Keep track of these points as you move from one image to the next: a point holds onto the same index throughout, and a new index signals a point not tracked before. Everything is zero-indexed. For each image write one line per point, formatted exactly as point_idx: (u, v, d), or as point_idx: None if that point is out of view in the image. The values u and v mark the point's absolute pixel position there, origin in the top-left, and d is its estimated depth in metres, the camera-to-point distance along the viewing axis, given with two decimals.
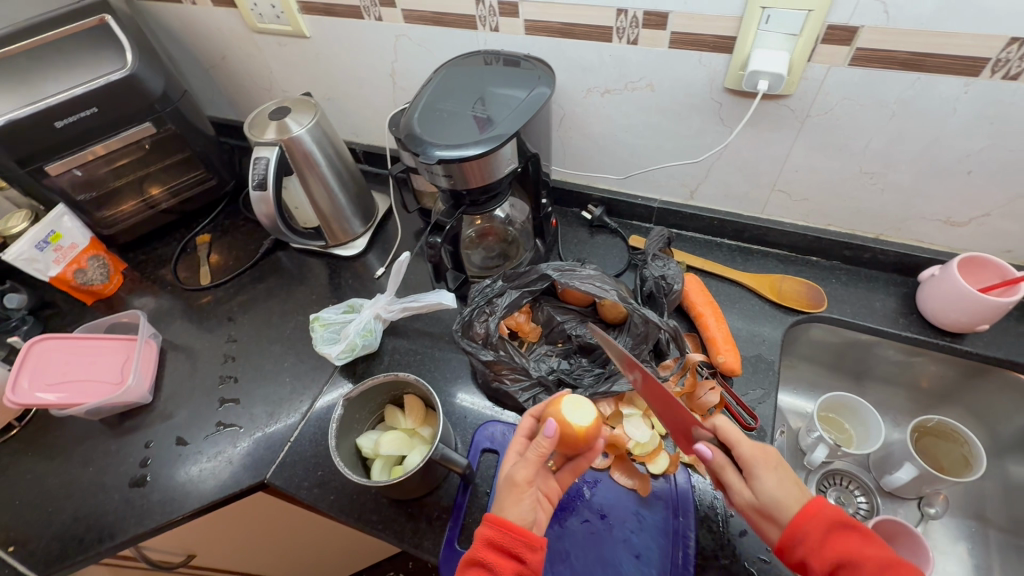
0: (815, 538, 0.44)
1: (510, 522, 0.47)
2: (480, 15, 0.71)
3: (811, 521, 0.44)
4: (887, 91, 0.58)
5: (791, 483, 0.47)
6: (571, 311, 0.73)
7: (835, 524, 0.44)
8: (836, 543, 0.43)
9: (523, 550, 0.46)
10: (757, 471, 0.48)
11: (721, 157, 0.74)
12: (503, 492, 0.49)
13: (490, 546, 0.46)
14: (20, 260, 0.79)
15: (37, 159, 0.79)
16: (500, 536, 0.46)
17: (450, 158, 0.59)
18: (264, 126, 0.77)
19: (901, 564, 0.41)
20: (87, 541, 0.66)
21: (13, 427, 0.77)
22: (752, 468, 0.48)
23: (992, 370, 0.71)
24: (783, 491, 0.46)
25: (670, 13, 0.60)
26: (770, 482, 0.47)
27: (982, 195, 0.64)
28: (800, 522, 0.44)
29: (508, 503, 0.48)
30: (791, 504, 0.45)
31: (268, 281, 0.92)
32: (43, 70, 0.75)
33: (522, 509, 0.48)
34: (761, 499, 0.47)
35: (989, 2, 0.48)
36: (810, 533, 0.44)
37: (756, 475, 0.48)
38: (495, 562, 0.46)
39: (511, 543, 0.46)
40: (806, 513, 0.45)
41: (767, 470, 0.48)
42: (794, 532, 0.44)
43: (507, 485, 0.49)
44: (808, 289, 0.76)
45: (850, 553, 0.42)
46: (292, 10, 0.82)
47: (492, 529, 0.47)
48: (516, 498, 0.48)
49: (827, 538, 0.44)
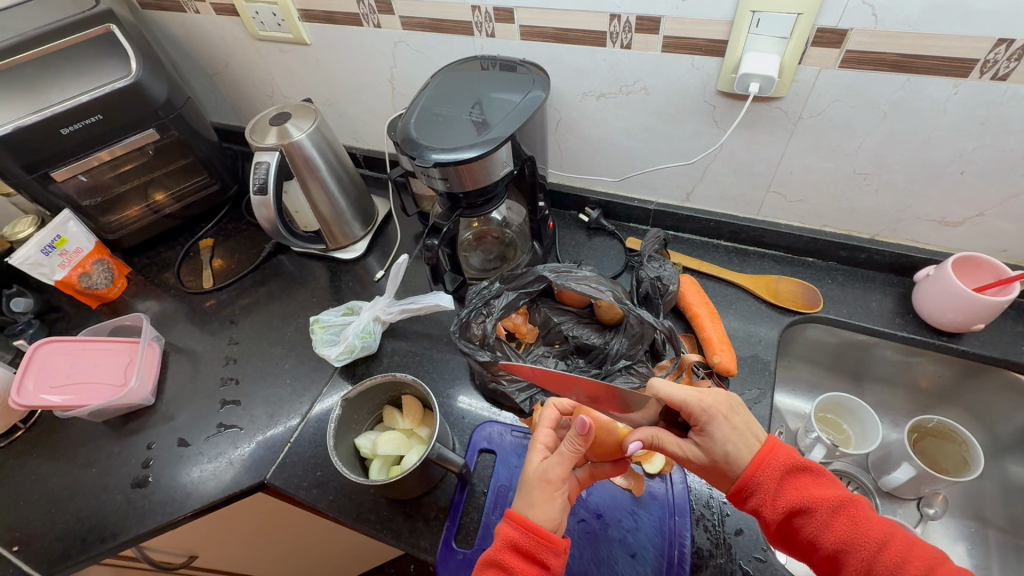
0: (771, 486, 0.46)
1: (539, 527, 0.47)
2: (476, 21, 0.72)
3: (767, 470, 0.46)
4: (878, 92, 0.59)
5: (743, 431, 0.48)
6: (568, 312, 0.73)
7: (789, 470, 0.47)
8: (791, 491, 0.46)
9: (548, 556, 0.46)
10: (709, 426, 0.48)
11: (715, 159, 0.75)
12: (535, 491, 0.49)
13: (512, 549, 0.46)
14: (27, 264, 0.80)
15: (43, 166, 0.80)
16: (528, 541, 0.46)
17: (445, 161, 0.59)
18: (265, 132, 0.78)
19: (850, 500, 0.44)
20: (90, 541, 0.67)
21: (18, 429, 0.78)
22: (703, 423, 0.48)
23: (989, 370, 0.71)
24: (735, 441, 0.47)
25: (663, 18, 0.61)
26: (721, 434, 0.47)
27: (976, 195, 0.64)
28: (757, 472, 0.46)
29: (541, 504, 0.48)
30: (743, 453, 0.47)
31: (269, 285, 0.94)
32: (49, 79, 0.77)
33: (553, 513, 0.47)
34: (713, 452, 0.48)
35: (975, 4, 0.49)
36: (767, 482, 0.46)
37: (707, 430, 0.48)
38: (518, 568, 0.46)
39: (537, 549, 0.46)
40: (762, 463, 0.46)
41: (717, 420, 0.48)
42: (754, 483, 0.46)
43: (540, 484, 0.49)
44: (805, 290, 0.77)
45: (805, 499, 0.45)
46: (292, 18, 0.83)
47: (521, 534, 0.46)
48: (548, 497, 0.48)
49: (782, 486, 0.46)
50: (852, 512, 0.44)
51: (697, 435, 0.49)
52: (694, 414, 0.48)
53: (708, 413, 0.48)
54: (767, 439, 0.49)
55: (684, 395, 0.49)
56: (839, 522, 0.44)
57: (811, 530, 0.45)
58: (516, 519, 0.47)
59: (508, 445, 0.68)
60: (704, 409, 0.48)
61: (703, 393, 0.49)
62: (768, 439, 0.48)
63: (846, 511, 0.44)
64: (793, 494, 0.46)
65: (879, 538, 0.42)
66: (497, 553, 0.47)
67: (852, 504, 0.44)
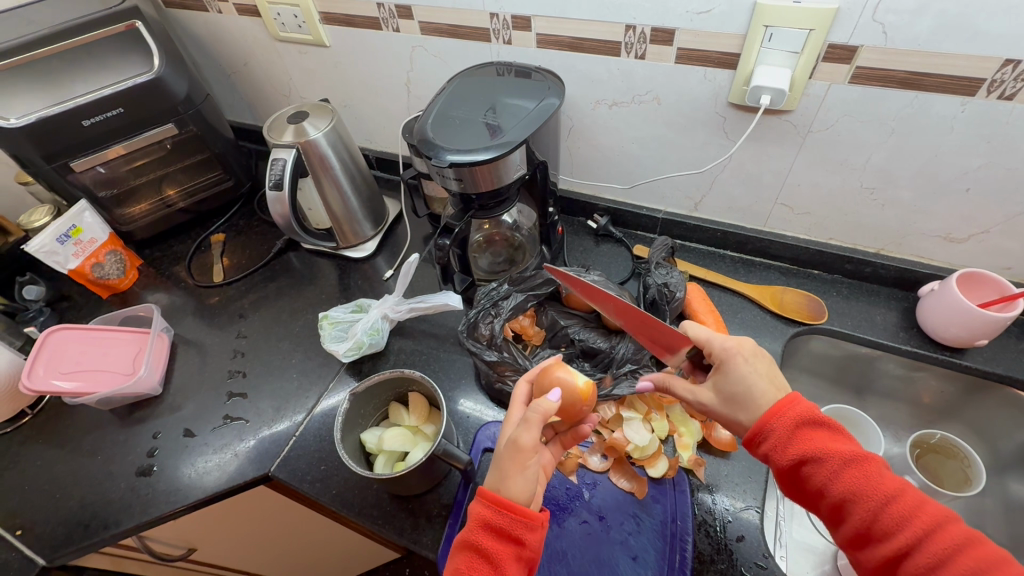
0: (785, 434, 0.46)
1: (509, 501, 0.46)
2: (494, 28, 0.73)
3: (781, 419, 0.46)
4: (886, 109, 0.60)
5: (761, 375, 0.49)
6: (574, 316, 0.73)
7: (805, 423, 0.46)
8: (804, 441, 0.46)
9: (524, 531, 0.45)
10: (726, 365, 0.51)
11: (724, 169, 0.76)
12: (506, 460, 0.48)
13: (486, 529, 0.45)
14: (42, 251, 0.81)
15: (63, 156, 0.82)
16: (502, 518, 0.45)
17: (460, 163, 0.60)
18: (283, 129, 0.79)
19: (863, 455, 0.44)
20: (92, 528, 0.67)
21: (26, 415, 0.79)
22: (722, 362, 0.51)
23: (993, 386, 0.72)
24: (750, 380, 0.49)
25: (677, 30, 0.63)
26: (736, 375, 0.50)
27: (980, 212, 0.65)
28: (772, 420, 0.46)
29: (512, 476, 0.47)
30: (760, 398, 0.48)
31: (279, 281, 0.94)
32: (73, 71, 0.78)
33: (525, 484, 0.47)
34: (728, 391, 0.50)
35: (983, 24, 0.50)
36: (781, 430, 0.46)
37: (723, 369, 0.51)
38: (492, 548, 0.45)
39: (513, 526, 0.45)
40: (778, 412, 0.47)
41: (734, 360, 0.50)
42: (768, 429, 0.47)
43: (511, 455, 0.47)
44: (810, 301, 0.77)
45: (819, 449, 0.45)
46: (313, 20, 0.85)
47: (493, 510, 0.46)
48: (519, 466, 0.47)
49: (795, 436, 0.46)
50: (864, 467, 0.43)
51: (716, 376, 0.52)
52: (715, 353, 0.52)
53: (727, 353, 0.51)
54: (787, 393, 0.49)
55: (708, 335, 0.52)
56: (850, 474, 0.43)
57: (820, 479, 0.44)
58: (487, 494, 0.46)
59: None
60: (724, 349, 0.51)
61: (726, 337, 0.52)
62: (789, 393, 0.48)
63: (858, 466, 0.43)
64: (805, 444, 0.45)
65: (889, 493, 0.42)
66: (472, 535, 0.46)
67: (866, 460, 0.44)
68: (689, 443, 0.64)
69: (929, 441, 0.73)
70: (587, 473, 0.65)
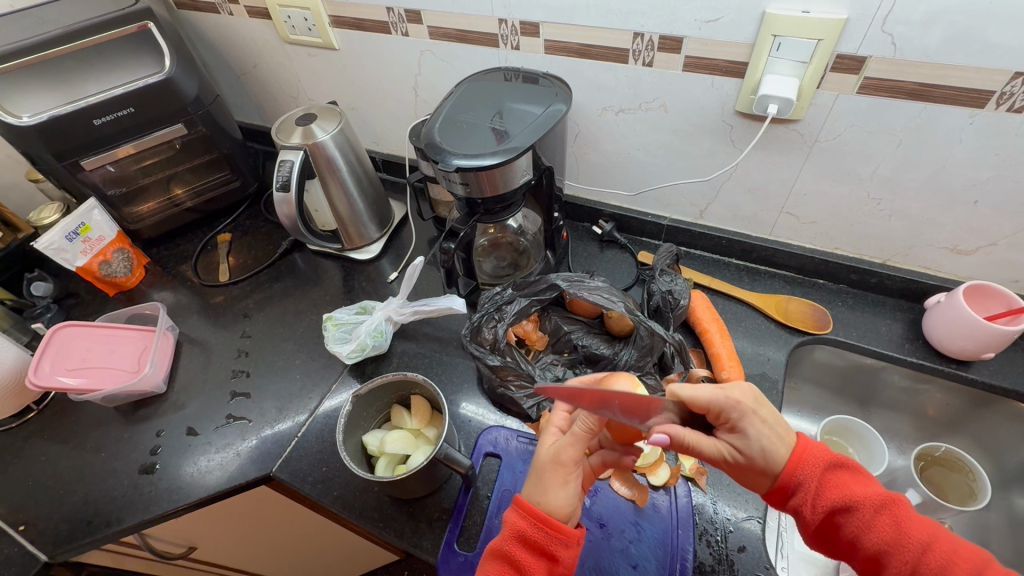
0: (814, 486, 0.44)
1: (547, 515, 0.46)
2: (502, 34, 0.74)
3: (809, 469, 0.44)
4: (895, 119, 0.60)
5: (773, 428, 0.45)
6: (578, 322, 0.74)
7: (829, 468, 0.45)
8: (834, 491, 0.44)
9: (558, 548, 0.45)
10: (742, 424, 0.45)
11: (731, 177, 0.76)
12: (548, 474, 0.48)
13: (520, 542, 0.46)
14: (50, 248, 0.82)
15: (74, 154, 0.83)
16: (537, 531, 0.46)
17: (467, 167, 0.61)
18: (291, 131, 0.80)
19: (891, 499, 0.43)
20: (94, 525, 0.67)
21: (31, 410, 0.79)
22: (734, 420, 0.45)
23: (998, 400, 0.71)
24: (769, 439, 0.45)
25: (685, 38, 0.63)
26: (754, 432, 0.44)
27: (988, 225, 0.65)
28: (799, 472, 0.44)
29: (553, 490, 0.47)
30: (780, 452, 0.45)
31: (284, 281, 0.95)
32: (85, 72, 0.80)
33: (566, 500, 0.47)
34: (749, 452, 0.45)
35: (993, 37, 0.50)
36: (809, 482, 0.44)
37: (738, 428, 0.45)
38: (526, 561, 0.45)
39: (547, 542, 0.45)
40: (802, 461, 0.44)
41: (748, 418, 0.45)
42: (795, 481, 0.44)
43: (552, 468, 0.48)
44: (814, 311, 0.77)
45: (850, 498, 0.43)
46: (323, 22, 0.86)
47: (529, 523, 0.46)
48: (561, 482, 0.47)
49: (824, 485, 0.44)
50: (894, 513, 0.43)
51: (728, 434, 0.46)
52: (725, 411, 0.45)
53: (739, 410, 0.45)
54: (798, 435, 0.46)
55: (708, 396, 0.45)
56: (883, 522, 0.42)
57: (854, 530, 0.43)
58: (523, 506, 0.47)
59: (514, 451, 0.68)
60: (734, 406, 0.45)
61: (730, 389, 0.45)
62: (800, 436, 0.46)
63: (888, 511, 0.43)
64: (835, 493, 0.44)
65: (924, 539, 0.41)
66: (505, 545, 0.46)
67: (894, 503, 0.43)
68: None
69: (933, 454, 0.73)
70: None
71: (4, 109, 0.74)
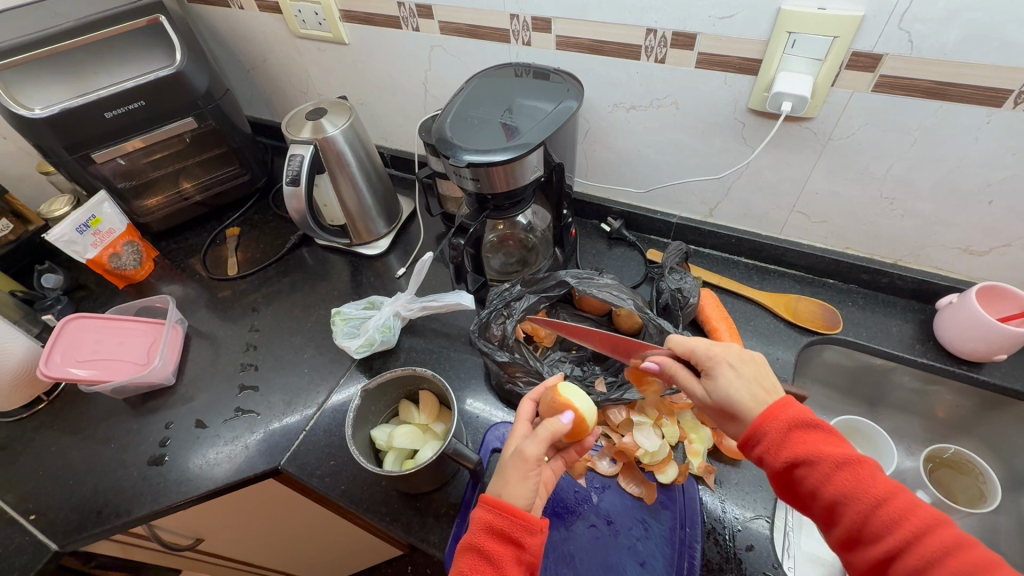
0: (776, 437, 0.45)
1: (510, 504, 0.46)
2: (513, 29, 0.73)
3: (775, 422, 0.45)
4: (910, 118, 0.59)
5: (751, 382, 0.48)
6: (586, 319, 0.75)
7: (799, 425, 0.45)
8: (797, 445, 0.44)
9: (523, 534, 0.46)
10: (712, 370, 0.49)
11: (742, 175, 0.75)
12: (509, 468, 0.49)
13: (489, 531, 0.46)
14: (61, 241, 0.82)
15: (85, 147, 0.83)
16: (503, 521, 0.46)
17: (478, 162, 0.60)
18: (301, 125, 0.80)
19: (856, 459, 0.42)
20: (104, 515, 0.68)
21: (41, 401, 0.80)
22: (708, 368, 0.50)
23: (1009, 403, 0.71)
24: (738, 387, 0.48)
25: (698, 35, 0.62)
26: (724, 379, 0.49)
27: (1002, 226, 0.65)
28: (763, 423, 0.45)
29: (513, 481, 0.47)
30: (749, 402, 0.47)
31: (292, 276, 0.95)
32: (97, 65, 0.80)
33: (526, 491, 0.47)
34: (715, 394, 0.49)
35: (1012, 34, 0.49)
36: (774, 432, 0.45)
37: (709, 374, 0.50)
38: (495, 550, 0.45)
39: (514, 530, 0.46)
40: (769, 415, 0.45)
41: (721, 366, 0.49)
42: (758, 432, 0.45)
43: (514, 463, 0.49)
44: (824, 311, 0.76)
45: (811, 452, 0.43)
46: (333, 17, 0.86)
47: (494, 512, 0.46)
48: (522, 475, 0.48)
49: (789, 439, 0.44)
50: (857, 471, 0.41)
51: (705, 382, 0.51)
52: (702, 361, 0.51)
53: (714, 360, 0.50)
54: (780, 396, 0.47)
55: (693, 344, 0.52)
56: (842, 477, 0.42)
57: (812, 482, 0.43)
58: (487, 498, 0.47)
59: None
60: (709, 356, 0.50)
61: (712, 343, 0.51)
62: (781, 395, 0.47)
63: (850, 469, 0.42)
64: (797, 446, 0.44)
65: (880, 496, 0.40)
66: (475, 537, 0.46)
67: (857, 462, 0.42)
68: (699, 450, 0.64)
69: (942, 455, 0.72)
70: (596, 477, 0.65)
71: (16, 102, 0.75)
